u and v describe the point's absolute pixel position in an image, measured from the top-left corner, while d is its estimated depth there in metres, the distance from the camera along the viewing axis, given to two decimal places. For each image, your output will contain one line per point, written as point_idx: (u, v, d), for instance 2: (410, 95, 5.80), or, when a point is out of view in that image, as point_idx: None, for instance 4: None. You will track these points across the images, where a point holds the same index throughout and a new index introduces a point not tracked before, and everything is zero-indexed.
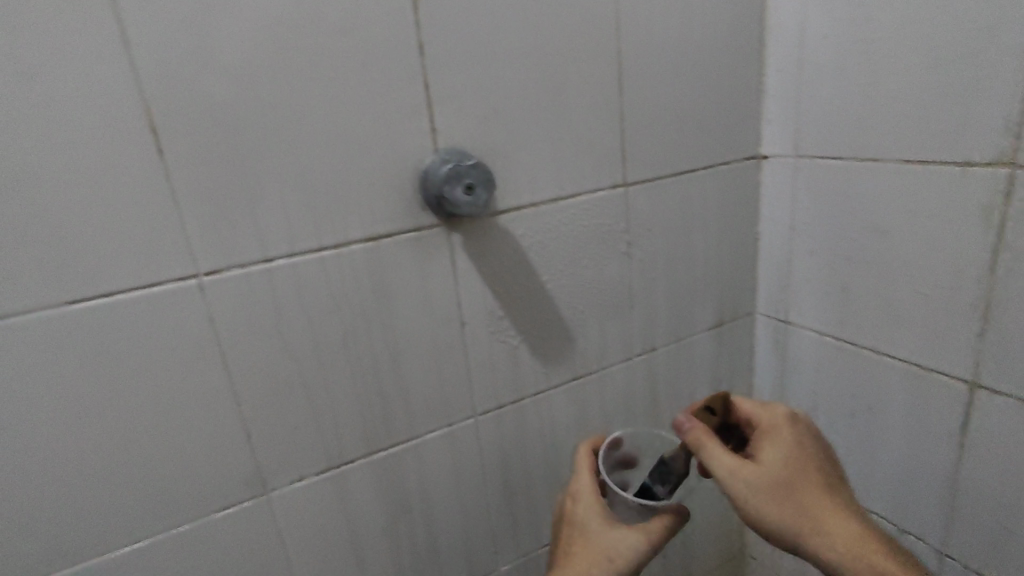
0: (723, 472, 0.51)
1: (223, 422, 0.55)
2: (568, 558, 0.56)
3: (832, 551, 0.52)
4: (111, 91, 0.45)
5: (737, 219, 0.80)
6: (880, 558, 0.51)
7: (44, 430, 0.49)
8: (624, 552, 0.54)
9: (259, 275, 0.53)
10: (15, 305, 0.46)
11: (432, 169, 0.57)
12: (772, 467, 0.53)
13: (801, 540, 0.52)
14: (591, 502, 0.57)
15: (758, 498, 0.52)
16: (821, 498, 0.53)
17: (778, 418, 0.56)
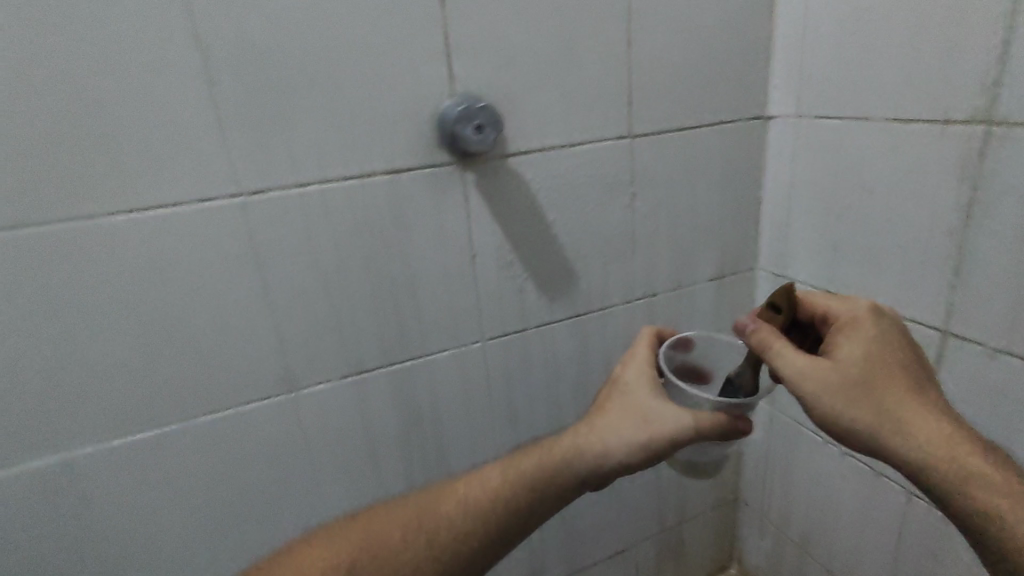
0: (792, 373, 0.51)
1: (261, 324, 0.64)
2: (601, 415, 0.57)
3: (915, 449, 0.50)
4: (173, 30, 0.53)
5: (740, 175, 0.84)
6: (966, 453, 0.50)
7: (116, 317, 0.59)
8: (665, 418, 0.53)
9: (294, 198, 0.61)
10: (96, 210, 0.55)
11: (445, 111, 0.63)
12: (849, 362, 0.52)
13: (878, 438, 0.51)
14: (642, 370, 0.58)
15: (830, 394, 0.51)
16: (904, 395, 0.52)
17: (858, 313, 0.55)
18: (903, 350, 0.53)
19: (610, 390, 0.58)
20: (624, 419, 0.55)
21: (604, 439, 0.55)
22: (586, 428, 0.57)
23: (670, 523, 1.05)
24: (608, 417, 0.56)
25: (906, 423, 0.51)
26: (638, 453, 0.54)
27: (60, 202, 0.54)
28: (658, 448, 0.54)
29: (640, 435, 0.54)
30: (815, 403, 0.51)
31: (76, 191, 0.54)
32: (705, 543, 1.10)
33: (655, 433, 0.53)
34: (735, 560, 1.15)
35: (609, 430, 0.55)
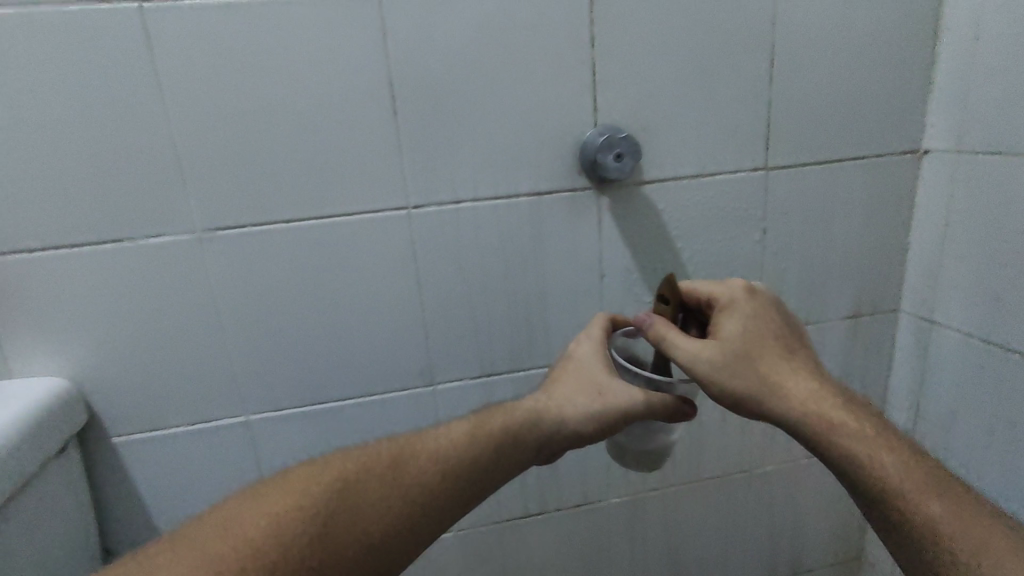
0: (685, 356, 0.55)
1: (411, 322, 0.73)
2: (554, 386, 0.61)
3: (794, 412, 0.56)
4: (369, 69, 0.64)
5: (885, 211, 0.81)
6: (834, 415, 0.56)
7: (299, 304, 0.70)
8: (615, 391, 0.57)
9: (449, 212, 0.69)
10: (295, 215, 0.66)
11: (589, 141, 0.68)
12: (732, 339, 0.57)
13: (766, 406, 0.56)
14: (595, 348, 0.62)
15: (726, 371, 0.56)
16: (778, 364, 0.58)
17: (734, 292, 0.60)
18: (770, 325, 0.59)
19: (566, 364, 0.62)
20: (575, 390, 0.59)
21: (559, 408, 0.59)
22: (543, 395, 0.61)
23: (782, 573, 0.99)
24: (561, 387, 0.60)
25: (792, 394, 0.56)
26: (591, 423, 0.57)
27: (268, 207, 0.66)
28: (611, 419, 0.56)
29: (591, 405, 0.57)
30: (714, 381, 0.56)
31: (282, 199, 0.66)
32: None
33: (608, 403, 0.57)
34: None
35: (564, 401, 0.59)
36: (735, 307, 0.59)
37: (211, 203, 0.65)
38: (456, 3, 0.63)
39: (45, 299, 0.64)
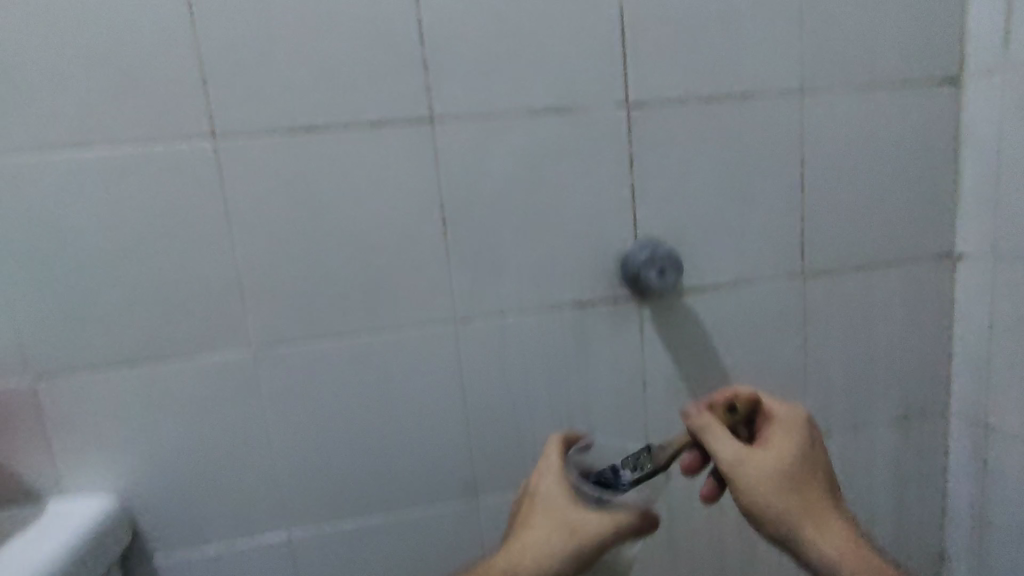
0: (725, 458, 0.57)
1: (456, 434, 0.73)
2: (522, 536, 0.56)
3: (823, 544, 0.56)
4: (421, 193, 0.67)
5: (925, 314, 0.81)
6: (870, 560, 0.55)
7: (347, 418, 0.70)
8: (591, 527, 0.55)
9: (495, 324, 0.71)
10: (347, 331, 0.68)
11: (632, 256, 0.70)
12: (784, 456, 0.57)
13: (796, 530, 0.56)
14: (556, 485, 0.58)
15: (765, 485, 0.56)
16: (821, 495, 0.57)
17: (796, 415, 0.60)
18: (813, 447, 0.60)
19: (528, 508, 0.58)
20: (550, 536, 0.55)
21: (535, 558, 0.55)
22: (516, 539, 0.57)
23: None
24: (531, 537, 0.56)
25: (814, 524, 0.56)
26: (572, 563, 0.54)
27: (322, 323, 0.68)
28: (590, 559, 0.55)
29: (567, 545, 0.54)
30: (749, 492, 0.56)
31: (335, 316, 0.68)
32: None
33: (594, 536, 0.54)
34: None
35: (537, 543, 0.55)
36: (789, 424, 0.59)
37: (267, 320, 0.67)
38: (503, 133, 0.68)
39: (102, 417, 0.66)
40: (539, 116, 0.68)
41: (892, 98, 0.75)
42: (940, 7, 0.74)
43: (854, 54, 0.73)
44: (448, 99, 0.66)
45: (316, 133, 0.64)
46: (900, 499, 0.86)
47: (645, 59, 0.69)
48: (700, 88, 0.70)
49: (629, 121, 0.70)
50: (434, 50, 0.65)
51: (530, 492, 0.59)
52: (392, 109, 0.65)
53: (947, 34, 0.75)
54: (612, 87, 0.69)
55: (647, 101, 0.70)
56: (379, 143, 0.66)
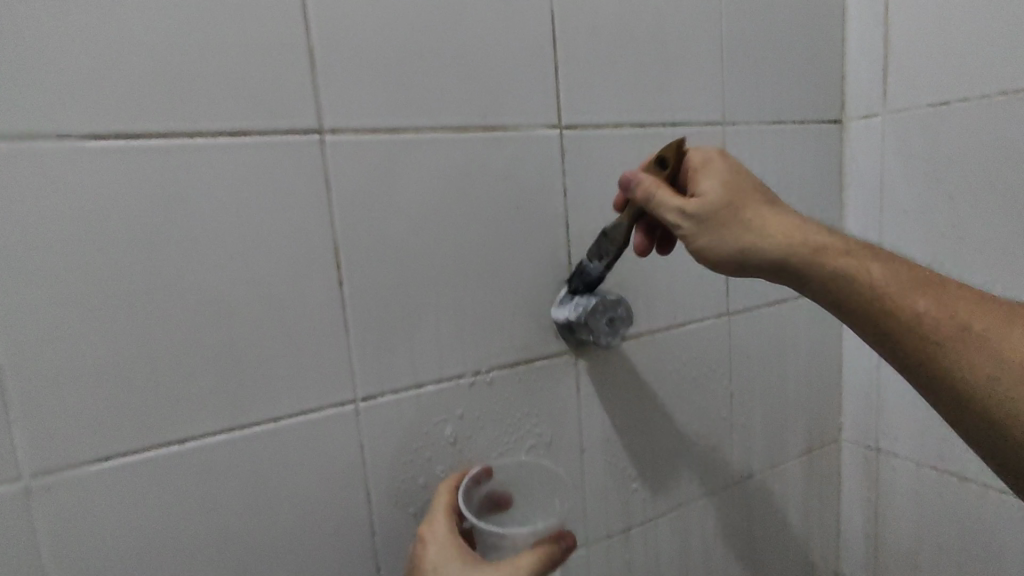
0: (695, 207, 0.49)
1: (355, 549, 0.53)
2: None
3: (730, 226, 0.49)
4: (306, 227, 0.49)
5: (821, 345, 0.84)
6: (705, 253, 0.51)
7: (190, 559, 0.47)
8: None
9: (408, 399, 0.54)
10: (193, 431, 0.46)
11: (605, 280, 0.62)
12: (710, 191, 0.49)
13: (721, 224, 0.49)
14: (443, 545, 0.49)
15: (716, 224, 0.49)
16: (735, 186, 0.50)
17: (698, 187, 0.50)
18: (754, 181, 0.51)
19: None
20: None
21: None
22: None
23: None
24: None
25: (764, 232, 0.49)
26: None
27: (151, 426, 0.45)
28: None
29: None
30: (735, 231, 0.49)
31: (175, 410, 0.45)
32: None
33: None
34: None
35: None
36: (708, 167, 0.51)
37: (52, 433, 0.42)
38: (416, 151, 0.52)
39: None
40: (460, 134, 0.54)
41: (795, 133, 0.75)
42: (826, 49, 0.77)
43: (765, 88, 0.72)
44: (344, 105, 0.49)
45: (139, 139, 0.43)
46: (807, 529, 0.88)
47: (578, 74, 0.59)
48: (632, 113, 0.63)
49: (561, 144, 0.59)
50: (325, 39, 0.48)
51: (416, 542, 0.52)
52: (264, 111, 0.46)
53: (833, 77, 0.78)
54: (542, 103, 0.58)
55: (579, 122, 0.60)
56: (243, 158, 0.46)
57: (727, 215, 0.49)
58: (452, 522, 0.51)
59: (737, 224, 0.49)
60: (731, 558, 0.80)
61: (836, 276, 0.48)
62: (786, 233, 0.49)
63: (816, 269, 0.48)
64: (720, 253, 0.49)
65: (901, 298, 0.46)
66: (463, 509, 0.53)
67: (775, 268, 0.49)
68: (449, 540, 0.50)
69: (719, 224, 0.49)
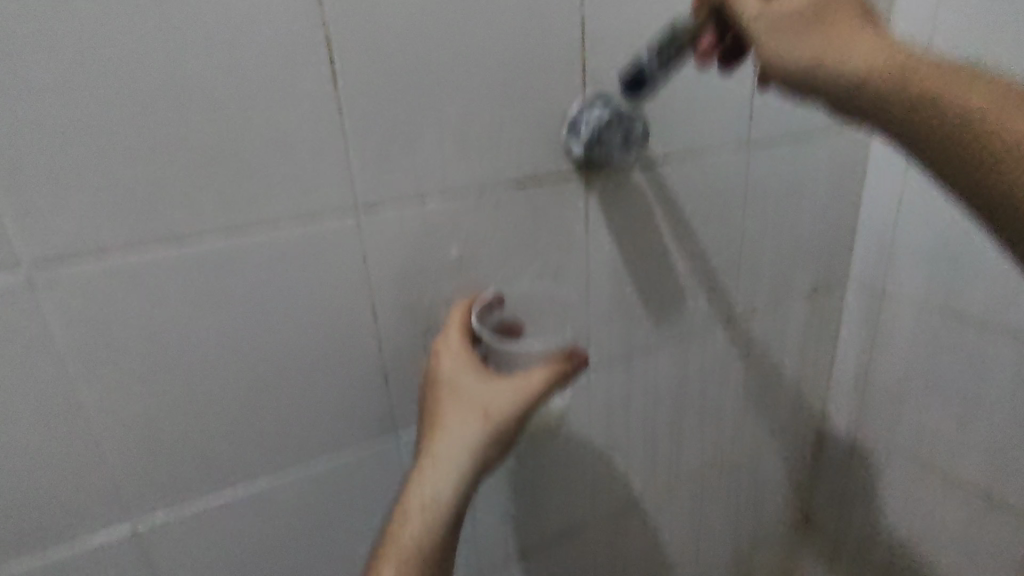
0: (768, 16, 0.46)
1: (363, 359, 0.55)
2: (435, 440, 0.51)
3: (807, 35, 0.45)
4: (292, 10, 0.43)
5: (841, 185, 0.80)
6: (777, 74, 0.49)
7: (203, 356, 0.48)
8: (505, 409, 0.51)
9: (412, 213, 0.53)
10: (191, 231, 0.45)
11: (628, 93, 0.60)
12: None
13: (797, 32, 0.46)
14: (462, 361, 0.52)
15: (791, 33, 0.46)
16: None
17: None
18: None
19: (436, 392, 0.52)
20: (465, 423, 0.51)
21: None
22: (430, 464, 0.51)
23: (744, 549, 1.03)
24: (448, 438, 0.51)
25: (844, 46, 0.44)
26: None
27: (147, 222, 0.43)
28: (504, 436, 0.52)
29: (486, 433, 0.51)
30: (808, 46, 0.45)
31: (170, 208, 0.44)
32: (773, 564, 1.09)
33: (532, 398, 0.52)
34: None
35: None
36: None
37: (44, 223, 0.40)
38: None
39: None
40: None
41: None
42: None
43: None
44: None
45: None
46: (801, 367, 0.91)
47: None
48: None
49: None
50: None
51: (431, 356, 0.54)
52: None
53: None
54: None
55: None
56: None
57: (809, 24, 0.45)
58: (468, 338, 0.54)
59: (815, 33, 0.45)
60: (725, 388, 0.84)
61: (921, 99, 0.42)
62: (873, 51, 0.44)
63: (897, 90, 0.43)
64: (786, 68, 0.46)
65: (991, 130, 0.40)
66: (475, 328, 0.55)
67: (849, 91, 0.45)
68: (467, 355, 0.53)
69: (792, 35, 0.46)
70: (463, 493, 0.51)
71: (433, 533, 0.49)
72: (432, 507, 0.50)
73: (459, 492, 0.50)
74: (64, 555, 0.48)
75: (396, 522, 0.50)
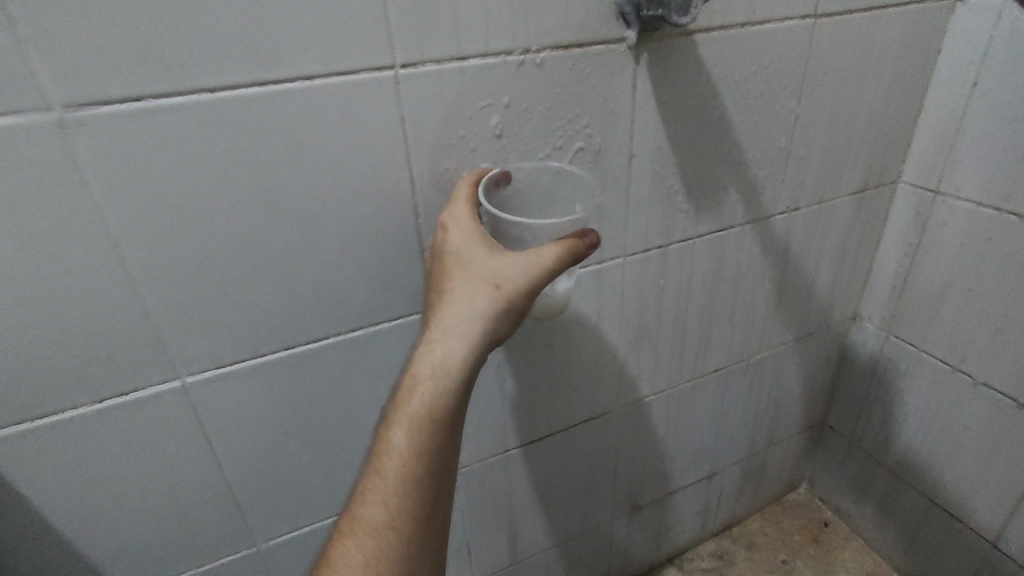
0: None
1: (400, 229, 0.54)
2: (442, 310, 0.47)
3: None
4: None
5: (908, 72, 0.74)
6: None
7: (240, 217, 0.47)
8: (515, 277, 0.46)
9: (451, 74, 0.49)
10: (224, 80, 0.42)
11: None
12: None
13: None
14: (470, 231, 0.49)
15: None
16: None
17: None
18: None
19: (444, 263, 0.49)
20: (474, 293, 0.46)
21: None
22: (436, 334, 0.47)
23: (759, 448, 1.05)
24: (454, 307, 0.47)
25: None
26: None
27: (177, 67, 0.41)
28: (517, 308, 0.47)
29: (494, 304, 0.46)
30: None
31: (201, 52, 0.41)
32: (785, 463, 1.12)
33: (545, 267, 0.46)
34: (807, 477, 1.20)
35: None
36: None
37: (71, 61, 0.38)
38: None
39: None
40: None
41: None
42: None
43: None
44: None
45: None
46: (838, 270, 0.89)
47: None
48: None
49: None
50: None
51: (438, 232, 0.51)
52: None
53: None
54: None
55: None
56: None
57: None
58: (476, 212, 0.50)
59: None
60: (759, 287, 0.82)
61: None
62: None
63: None
64: None
65: None
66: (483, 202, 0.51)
67: None
68: (473, 226, 0.49)
69: None
70: (473, 366, 0.46)
71: (440, 403, 0.46)
72: (437, 376, 0.46)
73: (468, 364, 0.46)
74: (116, 405, 0.50)
75: (405, 391, 0.47)
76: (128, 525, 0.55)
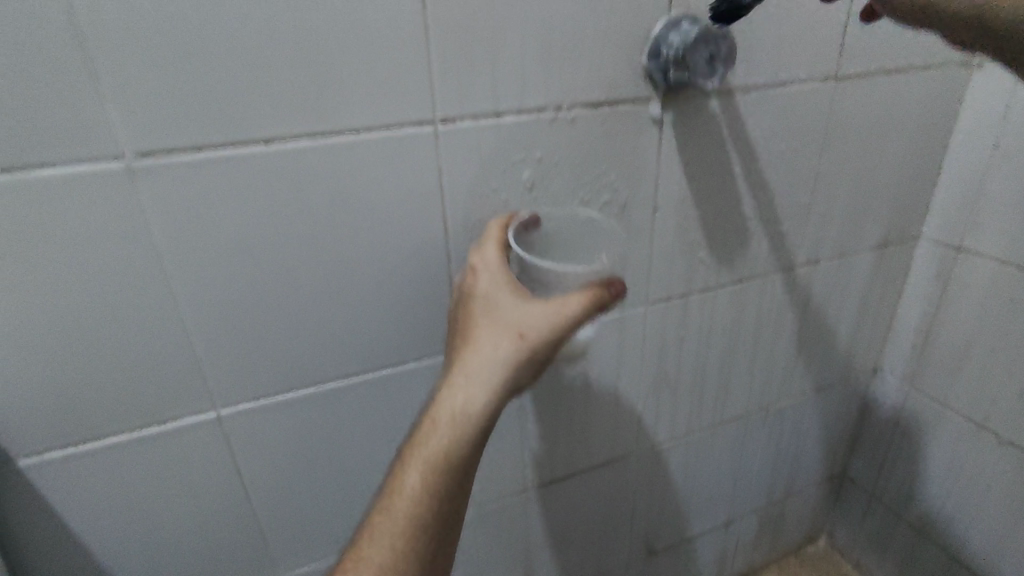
0: None
1: (432, 272, 0.56)
2: (466, 354, 0.49)
3: None
4: None
5: (928, 132, 0.76)
6: None
7: (283, 257, 0.49)
8: (539, 328, 0.47)
9: (487, 129, 0.52)
10: (278, 132, 0.45)
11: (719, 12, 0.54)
12: None
13: None
14: (497, 276, 0.50)
15: None
16: None
17: None
18: None
19: (470, 306, 0.51)
20: (498, 341, 0.48)
21: None
22: (459, 378, 0.48)
23: (777, 498, 1.04)
24: (478, 353, 0.48)
25: None
26: None
27: (237, 120, 0.44)
28: (539, 357, 0.48)
29: (517, 353, 0.47)
30: None
31: (259, 107, 0.44)
32: (804, 515, 1.10)
33: (568, 319, 0.47)
34: (826, 530, 1.17)
35: None
36: None
37: (143, 114, 0.41)
38: None
39: None
40: None
41: None
42: None
43: None
44: None
45: None
46: (858, 322, 0.89)
47: None
48: None
49: None
50: None
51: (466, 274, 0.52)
52: None
53: None
54: None
55: None
56: None
57: None
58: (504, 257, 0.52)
59: None
60: (779, 336, 0.83)
61: None
62: None
63: None
64: None
65: None
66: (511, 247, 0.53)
67: None
68: (500, 271, 0.50)
69: None
70: (492, 412, 0.48)
71: (459, 447, 0.47)
72: (459, 420, 0.47)
73: (489, 409, 0.47)
74: (154, 433, 0.52)
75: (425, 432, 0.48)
76: (156, 550, 0.57)
